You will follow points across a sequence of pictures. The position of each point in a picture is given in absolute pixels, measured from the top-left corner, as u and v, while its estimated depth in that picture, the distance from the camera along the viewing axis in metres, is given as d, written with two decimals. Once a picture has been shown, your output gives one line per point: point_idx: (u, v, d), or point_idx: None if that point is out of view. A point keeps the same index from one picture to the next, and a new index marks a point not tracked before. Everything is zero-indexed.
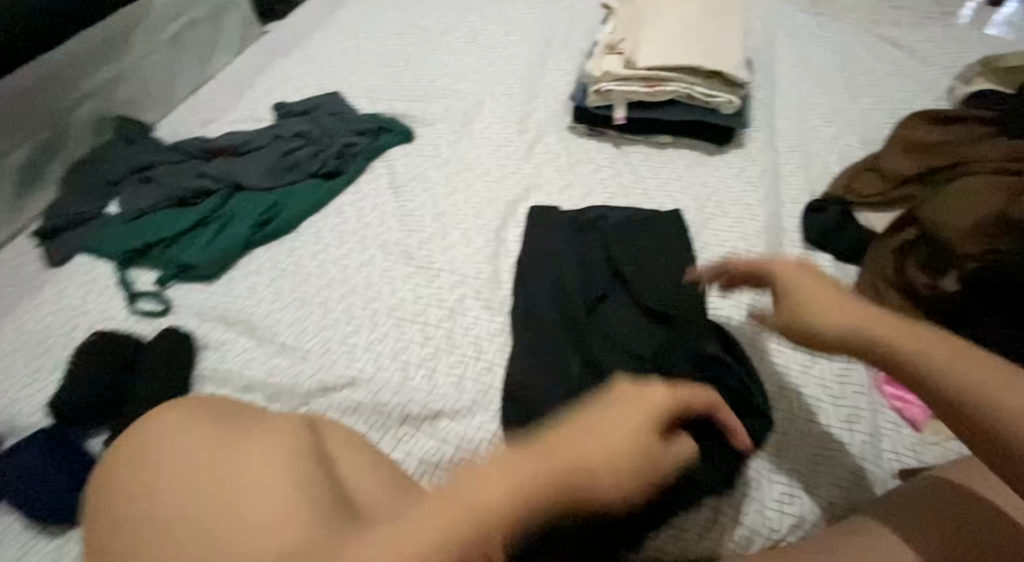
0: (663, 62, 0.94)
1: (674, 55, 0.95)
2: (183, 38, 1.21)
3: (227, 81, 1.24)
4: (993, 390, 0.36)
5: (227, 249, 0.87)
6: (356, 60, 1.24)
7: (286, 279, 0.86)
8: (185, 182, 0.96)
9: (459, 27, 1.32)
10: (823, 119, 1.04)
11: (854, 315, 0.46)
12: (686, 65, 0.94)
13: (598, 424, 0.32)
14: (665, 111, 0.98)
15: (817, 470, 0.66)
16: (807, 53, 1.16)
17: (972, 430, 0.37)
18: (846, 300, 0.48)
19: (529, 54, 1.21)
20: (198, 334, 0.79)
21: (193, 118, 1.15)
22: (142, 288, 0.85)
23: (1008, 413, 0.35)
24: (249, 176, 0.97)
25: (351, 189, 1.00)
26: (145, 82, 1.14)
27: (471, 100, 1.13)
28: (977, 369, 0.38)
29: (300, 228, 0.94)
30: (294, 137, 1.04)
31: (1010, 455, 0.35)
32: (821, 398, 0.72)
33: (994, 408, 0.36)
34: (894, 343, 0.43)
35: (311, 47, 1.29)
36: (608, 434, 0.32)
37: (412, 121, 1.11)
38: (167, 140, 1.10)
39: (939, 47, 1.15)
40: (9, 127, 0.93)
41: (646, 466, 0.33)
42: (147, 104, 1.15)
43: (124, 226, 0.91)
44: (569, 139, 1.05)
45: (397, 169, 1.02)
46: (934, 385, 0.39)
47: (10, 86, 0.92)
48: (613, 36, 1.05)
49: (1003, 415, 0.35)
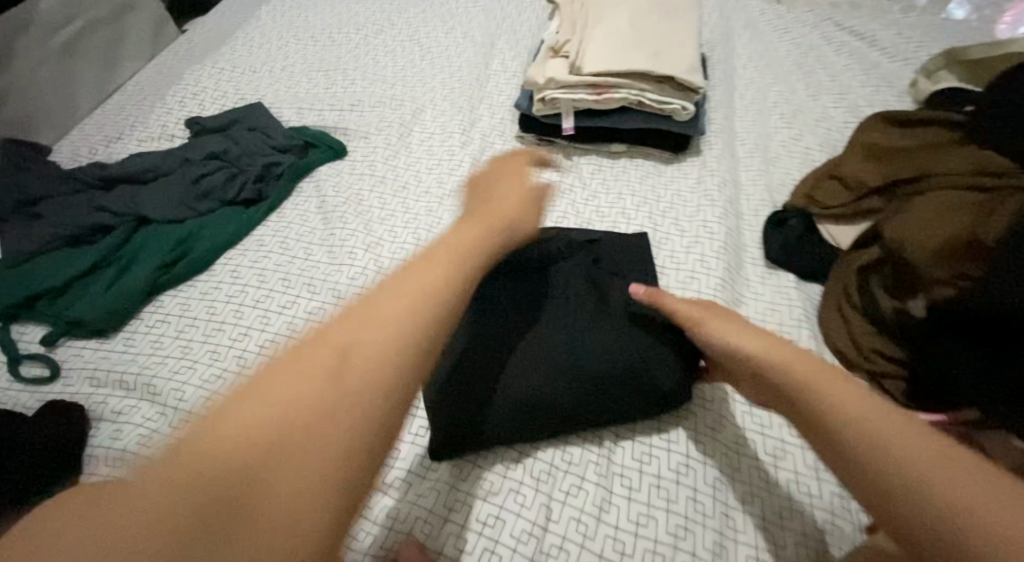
0: (610, 67, 0.85)
1: (622, 59, 0.86)
2: (79, 47, 1.08)
3: (135, 91, 1.11)
4: (932, 477, 0.36)
5: (125, 298, 0.76)
6: (281, 65, 1.12)
7: (196, 329, 0.76)
8: (78, 219, 0.84)
9: (396, 24, 1.20)
10: (785, 119, 0.97)
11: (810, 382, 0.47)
12: (634, 71, 0.86)
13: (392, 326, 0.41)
14: (616, 119, 0.89)
15: (784, 526, 0.61)
16: (767, 46, 1.09)
17: (890, 509, 0.37)
18: (797, 361, 0.49)
19: (471, 55, 1.11)
20: (90, 404, 0.70)
21: (95, 137, 1.02)
22: (28, 349, 0.75)
23: (955, 503, 0.34)
24: (155, 207, 0.86)
25: (275, 217, 0.89)
26: (36, 99, 1.00)
27: (407, 108, 1.03)
28: (922, 451, 0.37)
29: (215, 266, 0.83)
30: (207, 159, 0.93)
31: (939, 541, 0.34)
32: (786, 442, 0.68)
33: (941, 497, 0.34)
34: (843, 409, 0.42)
35: (230, 50, 1.16)
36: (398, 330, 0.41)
37: (343, 134, 1.00)
38: (65, 165, 0.97)
39: (902, 35, 1.08)
40: None
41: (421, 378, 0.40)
42: (41, 123, 1.01)
43: (7, 273, 0.80)
44: (516, 150, 0.96)
45: (325, 190, 0.92)
46: (877, 454, 0.39)
47: None
48: (556, 36, 0.95)
49: (951, 504, 0.34)
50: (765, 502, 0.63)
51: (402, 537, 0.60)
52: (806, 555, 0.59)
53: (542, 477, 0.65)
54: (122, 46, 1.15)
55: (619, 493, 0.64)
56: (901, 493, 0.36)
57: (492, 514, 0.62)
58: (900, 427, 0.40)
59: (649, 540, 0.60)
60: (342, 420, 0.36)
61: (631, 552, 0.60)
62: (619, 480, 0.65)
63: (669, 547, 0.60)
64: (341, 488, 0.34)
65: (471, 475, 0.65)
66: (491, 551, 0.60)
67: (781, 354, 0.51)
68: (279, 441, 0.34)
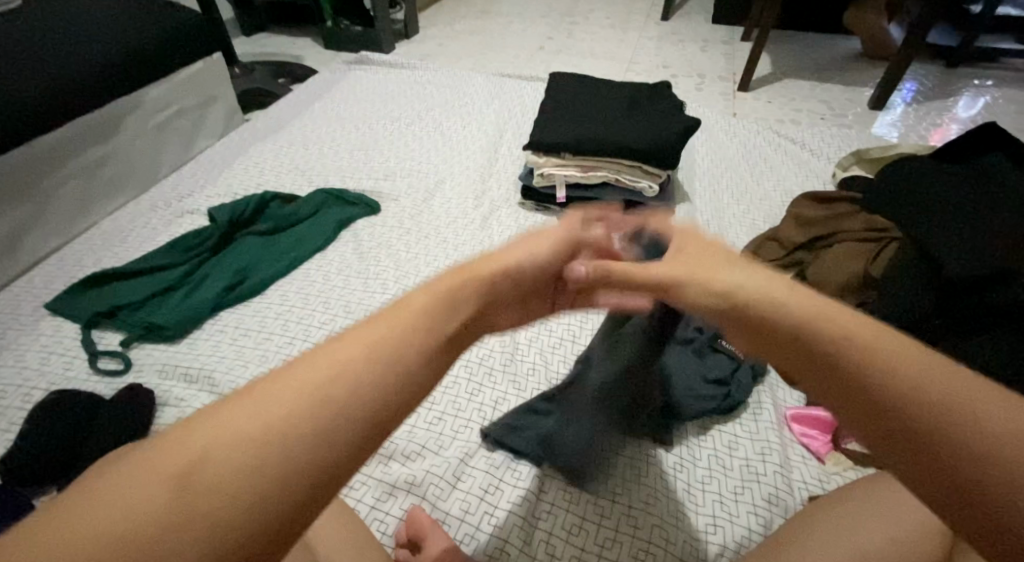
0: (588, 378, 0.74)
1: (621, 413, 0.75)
2: (171, 124, 1.31)
3: (206, 163, 1.34)
4: (869, 355, 0.35)
5: (197, 308, 0.94)
6: (329, 144, 1.37)
7: (248, 337, 0.92)
8: (157, 256, 1.05)
9: (423, 118, 1.47)
10: (735, 196, 1.19)
11: (396, 322, 0.35)
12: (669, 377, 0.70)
13: (332, 353, 0.32)
14: (599, 191, 1.11)
15: (738, 500, 0.72)
16: (720, 144, 1.35)
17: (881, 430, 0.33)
18: (425, 317, 0.37)
19: (485, 143, 1.37)
20: (158, 392, 0.85)
21: (170, 195, 1.24)
22: (105, 348, 0.91)
23: (908, 379, 0.33)
24: (221, 246, 1.08)
25: (318, 255, 1.07)
26: (128, 164, 1.22)
27: (432, 179, 1.25)
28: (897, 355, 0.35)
29: (266, 291, 1.00)
30: (271, 216, 1.13)
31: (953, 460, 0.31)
32: (740, 435, 0.79)
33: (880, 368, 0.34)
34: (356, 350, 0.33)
35: (287, 132, 1.42)
36: (340, 357, 0.32)
37: (378, 197, 1.21)
38: (146, 215, 1.19)
39: (826, 141, 1.36)
40: (9, 203, 1.02)
41: (395, 369, 0.33)
42: (126, 183, 1.23)
43: (95, 290, 0.99)
44: (516, 213, 1.16)
45: (362, 238, 1.10)
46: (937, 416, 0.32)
47: (16, 171, 1.02)
48: (545, 109, 1.17)
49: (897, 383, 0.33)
50: (722, 482, 0.75)
51: (417, 499, 0.72)
52: (752, 522, 0.70)
53: (508, 469, 0.76)
54: (200, 127, 1.39)
55: (600, 470, 0.75)
56: (914, 411, 0.32)
57: (492, 484, 0.74)
58: (406, 335, 0.35)
59: (623, 506, 0.71)
60: (317, 409, 0.29)
61: (609, 515, 0.71)
62: (600, 459, 0.76)
63: (641, 512, 0.71)
64: (314, 451, 0.29)
65: (498, 485, 0.74)
66: (490, 514, 0.71)
67: (353, 346, 0.33)
68: (174, 522, 0.25)
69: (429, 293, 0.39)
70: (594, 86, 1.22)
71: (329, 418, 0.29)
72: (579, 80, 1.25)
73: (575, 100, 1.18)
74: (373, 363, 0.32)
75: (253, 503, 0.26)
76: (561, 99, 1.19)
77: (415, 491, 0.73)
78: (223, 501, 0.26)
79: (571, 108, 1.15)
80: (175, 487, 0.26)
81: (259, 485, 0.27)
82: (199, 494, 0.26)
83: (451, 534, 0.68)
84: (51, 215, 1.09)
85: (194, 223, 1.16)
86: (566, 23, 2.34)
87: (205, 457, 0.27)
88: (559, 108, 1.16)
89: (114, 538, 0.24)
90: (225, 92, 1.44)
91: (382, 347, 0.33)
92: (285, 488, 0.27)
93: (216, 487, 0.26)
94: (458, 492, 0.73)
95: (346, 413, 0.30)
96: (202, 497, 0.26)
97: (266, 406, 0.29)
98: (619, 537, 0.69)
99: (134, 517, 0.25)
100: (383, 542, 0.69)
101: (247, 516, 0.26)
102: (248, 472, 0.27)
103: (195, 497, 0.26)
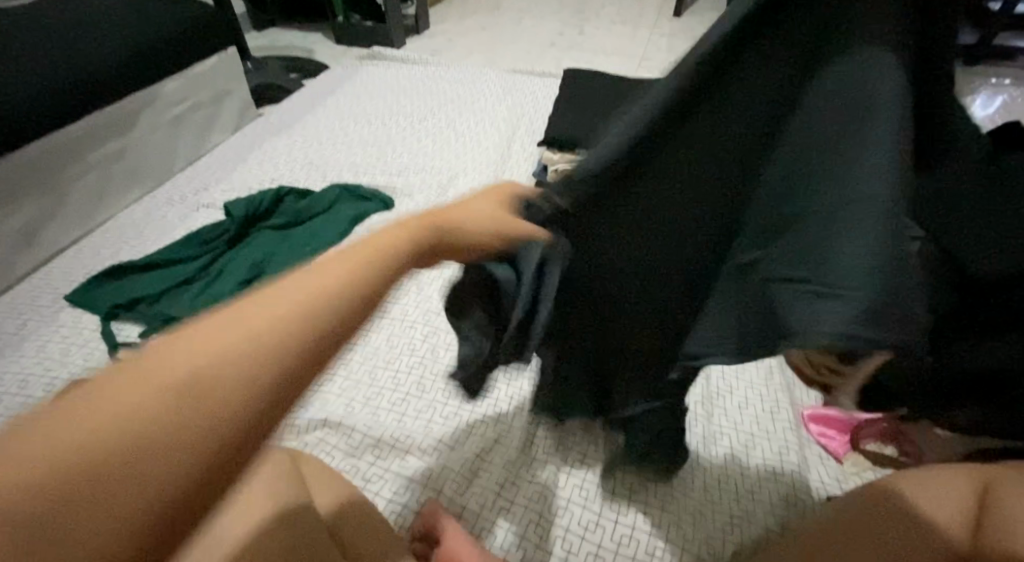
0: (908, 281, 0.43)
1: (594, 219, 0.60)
2: (185, 118, 1.31)
3: (221, 157, 1.35)
4: None
5: (214, 301, 0.95)
6: (343, 140, 1.37)
7: None
8: (175, 249, 1.06)
9: (437, 114, 1.47)
10: None
11: (369, 256, 0.33)
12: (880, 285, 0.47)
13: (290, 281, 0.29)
14: None
15: (756, 499, 0.73)
16: None
17: None
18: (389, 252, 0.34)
19: (498, 139, 1.36)
20: None
21: (185, 188, 1.25)
22: (124, 339, 0.92)
23: None
24: (237, 240, 1.09)
25: (333, 250, 1.08)
26: (144, 157, 1.23)
27: (446, 175, 1.26)
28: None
29: (282, 285, 1.01)
30: (285, 210, 1.14)
31: None
32: (757, 434, 0.79)
33: None
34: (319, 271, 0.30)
35: (301, 127, 1.42)
36: (305, 284, 0.29)
37: (392, 192, 1.21)
38: (162, 208, 1.20)
39: None
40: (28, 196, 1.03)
41: (361, 301, 0.30)
42: (142, 176, 1.24)
43: (113, 282, 1.00)
44: None
45: (377, 233, 1.11)
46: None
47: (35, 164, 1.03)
48: (561, 105, 1.17)
49: None
50: (739, 480, 0.75)
51: (434, 493, 0.72)
52: (770, 521, 0.70)
53: (525, 465, 0.76)
54: (215, 121, 1.40)
55: (616, 467, 0.75)
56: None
57: (509, 479, 0.74)
58: (372, 259, 0.33)
59: (640, 503, 0.72)
60: (274, 339, 0.26)
61: (626, 511, 0.71)
62: (616, 457, 0.76)
63: (658, 509, 0.71)
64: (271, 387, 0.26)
65: (514, 478, 0.74)
66: (507, 509, 0.71)
67: (323, 273, 0.30)
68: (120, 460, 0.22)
69: (392, 230, 0.36)
70: (609, 83, 1.22)
71: (287, 352, 0.27)
72: (594, 77, 1.25)
73: (591, 97, 1.17)
74: (341, 292, 0.29)
75: (203, 442, 0.24)
76: (577, 95, 1.19)
77: (432, 485, 0.73)
78: (165, 435, 0.23)
79: (587, 105, 1.15)
80: (118, 424, 0.22)
81: (218, 421, 0.24)
82: (148, 436, 0.23)
83: (468, 528, 0.69)
84: (70, 208, 1.10)
85: (209, 216, 1.17)
86: (578, 19, 2.34)
87: (166, 390, 0.24)
88: (575, 105, 1.16)
89: (57, 468, 0.21)
90: (239, 86, 1.44)
91: (355, 274, 0.31)
92: (237, 426, 0.25)
93: (167, 423, 0.23)
94: (474, 487, 0.73)
95: (310, 345, 0.28)
96: (149, 436, 0.23)
97: (215, 335, 0.26)
98: (636, 534, 0.69)
99: (70, 453, 0.21)
100: (401, 534, 0.70)
101: (202, 451, 0.24)
102: (221, 413, 0.24)
103: (140, 436, 0.23)
